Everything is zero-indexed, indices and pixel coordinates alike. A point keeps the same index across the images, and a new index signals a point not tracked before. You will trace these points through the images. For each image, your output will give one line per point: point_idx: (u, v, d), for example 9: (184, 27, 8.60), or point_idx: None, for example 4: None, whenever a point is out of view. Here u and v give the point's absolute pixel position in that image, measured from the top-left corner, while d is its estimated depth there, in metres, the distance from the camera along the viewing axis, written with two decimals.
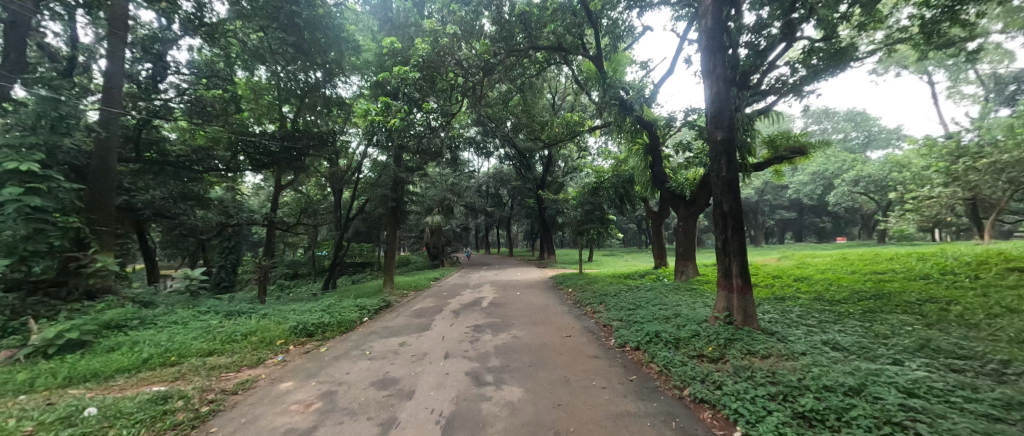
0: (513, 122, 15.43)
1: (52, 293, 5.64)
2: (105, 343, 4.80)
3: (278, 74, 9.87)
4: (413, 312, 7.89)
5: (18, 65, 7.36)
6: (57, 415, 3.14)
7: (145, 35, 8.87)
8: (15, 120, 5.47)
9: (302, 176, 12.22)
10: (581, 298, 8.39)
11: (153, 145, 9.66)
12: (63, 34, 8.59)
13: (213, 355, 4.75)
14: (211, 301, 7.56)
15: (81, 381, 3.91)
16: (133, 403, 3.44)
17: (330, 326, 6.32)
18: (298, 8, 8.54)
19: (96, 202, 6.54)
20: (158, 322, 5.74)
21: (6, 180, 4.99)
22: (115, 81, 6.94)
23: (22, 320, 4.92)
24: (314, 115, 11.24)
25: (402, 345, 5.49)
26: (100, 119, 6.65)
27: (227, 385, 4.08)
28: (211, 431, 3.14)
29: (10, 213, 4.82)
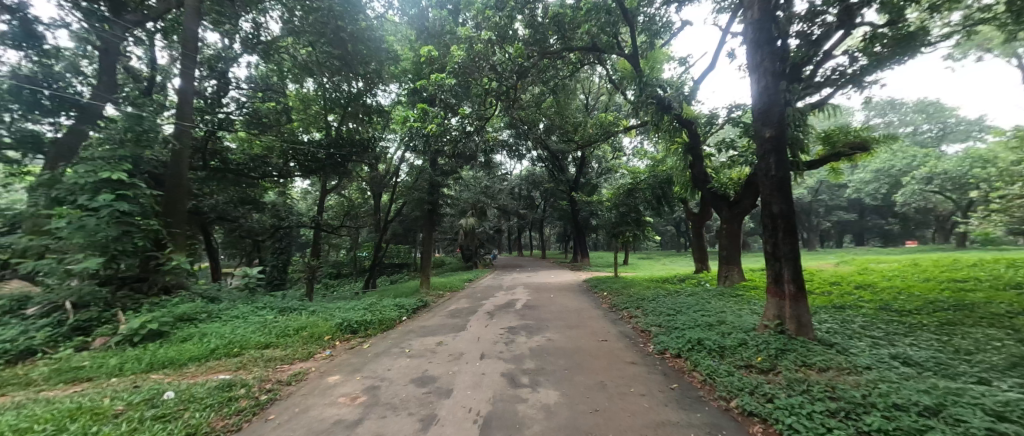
0: (546, 123, 15.41)
1: (136, 287, 6.30)
2: (178, 333, 5.32)
3: (324, 85, 10.64)
4: (449, 312, 8.07)
5: (109, 87, 8.55)
6: (143, 397, 3.55)
7: (210, 54, 9.81)
8: (108, 136, 6.21)
9: (345, 180, 12.89)
10: (617, 302, 8.18)
11: (217, 154, 10.59)
12: (144, 58, 9.70)
13: (269, 348, 5.14)
14: (266, 297, 8.16)
15: (160, 367, 4.37)
16: (204, 389, 3.81)
17: (372, 323, 6.61)
18: (343, 23, 9.21)
19: (171, 206, 7.26)
20: (222, 316, 6.29)
21: (100, 188, 5.70)
22: (186, 97, 7.69)
23: (113, 311, 5.58)
24: (356, 122, 11.75)
25: (440, 344, 5.64)
26: (175, 131, 7.39)
27: (282, 376, 4.39)
28: (270, 418, 3.40)
29: (104, 217, 5.48)
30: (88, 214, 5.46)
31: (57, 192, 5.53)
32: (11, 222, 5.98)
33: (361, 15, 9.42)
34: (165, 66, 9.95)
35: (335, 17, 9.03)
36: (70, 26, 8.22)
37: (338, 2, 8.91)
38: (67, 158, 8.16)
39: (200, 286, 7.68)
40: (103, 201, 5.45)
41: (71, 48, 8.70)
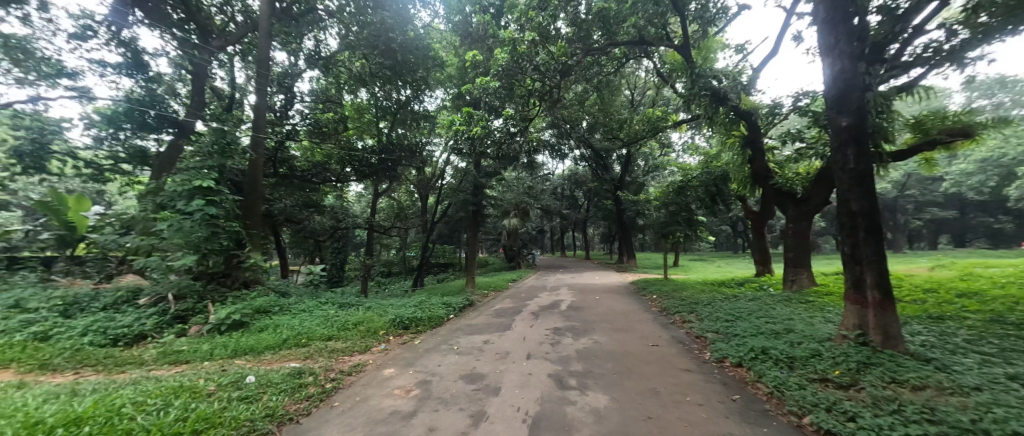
0: (589, 121, 15.11)
1: (222, 281, 7.13)
2: (255, 324, 5.92)
3: (376, 94, 11.45)
4: (494, 311, 8.20)
5: (199, 105, 9.72)
6: (229, 379, 4.00)
7: (279, 72, 10.84)
8: (198, 149, 7.06)
9: (394, 184, 13.56)
10: (669, 305, 7.81)
11: (285, 163, 11.79)
12: (226, 78, 10.91)
13: (332, 340, 5.56)
14: (328, 293, 8.82)
15: (242, 353, 4.89)
16: (279, 375, 4.21)
17: (423, 320, 6.90)
18: (394, 34, 9.68)
19: (248, 210, 8.09)
20: (291, 309, 6.88)
21: (194, 194, 6.52)
22: (261, 112, 8.54)
23: (204, 302, 6.34)
24: (405, 128, 12.31)
25: (487, 343, 5.75)
26: (251, 143, 8.22)
27: (343, 367, 4.72)
28: (334, 405, 3.68)
29: (198, 219, 6.26)
30: (185, 218, 6.27)
31: (162, 199, 6.41)
32: (126, 224, 7.01)
33: (410, 25, 9.84)
34: (242, 84, 11.11)
35: (386, 30, 9.52)
36: (168, 54, 9.49)
37: (388, 15, 9.40)
38: (169, 168, 9.36)
39: (273, 281, 8.49)
40: (196, 206, 6.24)
41: (169, 74, 10.04)
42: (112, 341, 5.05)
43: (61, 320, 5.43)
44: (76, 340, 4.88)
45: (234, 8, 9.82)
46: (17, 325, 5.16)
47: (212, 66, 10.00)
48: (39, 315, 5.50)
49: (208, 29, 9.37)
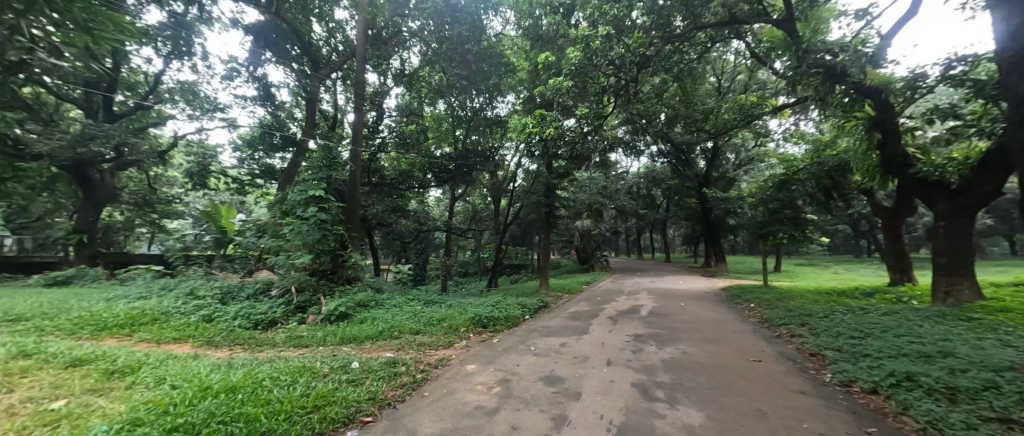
0: (668, 114, 14.15)
1: (330, 278, 8.14)
2: (357, 316, 6.69)
3: (452, 104, 12.18)
4: (569, 314, 8.07)
5: (311, 125, 11.37)
6: (339, 364, 4.57)
7: (372, 92, 12.31)
8: (312, 163, 8.27)
9: (469, 188, 14.23)
10: (772, 316, 6.88)
11: (377, 172, 13.36)
12: (331, 101, 12.62)
13: (420, 334, 6.02)
14: (415, 290, 9.58)
15: (347, 342, 5.55)
16: (377, 363, 4.69)
17: (500, 319, 7.11)
18: (470, 46, 10.36)
19: (348, 216, 9.18)
20: (385, 304, 7.62)
21: (310, 202, 7.65)
22: (358, 128, 9.64)
23: (317, 295, 7.35)
24: (479, 134, 12.79)
25: (564, 346, 5.67)
26: (351, 155, 9.34)
27: (430, 360, 5.07)
28: (425, 394, 3.98)
29: (312, 224, 7.29)
30: (303, 222, 7.39)
31: (288, 206, 7.66)
32: (261, 229, 8.48)
33: (483, 36, 10.43)
34: (342, 106, 12.75)
35: (462, 42, 10.25)
36: (289, 85, 11.34)
37: (464, 28, 10.11)
38: (289, 181, 11.12)
39: (369, 279, 9.50)
40: (311, 212, 7.31)
41: (289, 101, 11.96)
42: (253, 326, 6.13)
43: (218, 306, 6.76)
44: (228, 323, 6.04)
45: (336, 39, 11.22)
46: (191, 308, 6.57)
47: (320, 91, 11.66)
48: (204, 302, 6.93)
49: (317, 59, 10.99)
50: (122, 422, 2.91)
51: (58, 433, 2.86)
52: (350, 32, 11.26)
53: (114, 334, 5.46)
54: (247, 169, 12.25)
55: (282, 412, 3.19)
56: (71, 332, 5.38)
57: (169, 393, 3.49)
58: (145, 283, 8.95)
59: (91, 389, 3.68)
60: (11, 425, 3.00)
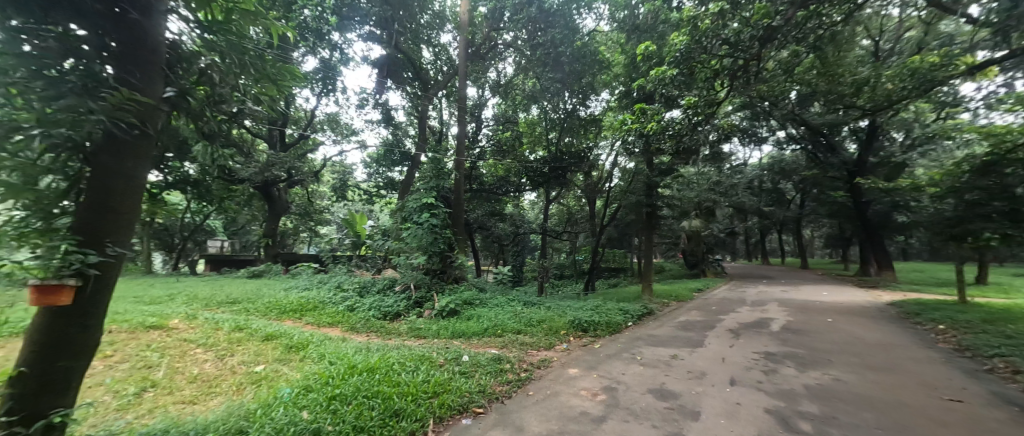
0: (799, 90, 12.08)
1: (441, 277, 8.95)
2: (464, 313, 7.26)
3: (546, 108, 12.33)
4: (679, 324, 7.37)
5: (423, 139, 12.70)
6: (452, 355, 5.02)
7: (472, 105, 13.53)
8: (425, 175, 9.29)
9: (564, 190, 14.23)
10: (978, 344, 5.14)
11: (477, 179, 14.34)
12: (437, 117, 14.07)
13: (522, 334, 6.22)
14: (515, 291, 9.94)
15: (457, 336, 6.05)
16: (484, 358, 4.99)
17: (601, 325, 6.87)
18: (563, 49, 10.46)
19: (455, 220, 10.06)
20: (488, 303, 8.09)
21: (423, 208, 8.67)
22: (461, 139, 10.47)
23: (431, 291, 8.19)
24: (572, 136, 12.76)
25: (675, 358, 5.19)
26: (456, 165, 10.23)
27: (533, 360, 5.17)
28: (530, 393, 4.08)
29: (425, 228, 8.25)
30: (418, 227, 8.38)
31: (408, 213, 8.77)
32: (386, 233, 9.88)
33: (577, 36, 10.47)
34: (446, 120, 14.11)
35: (556, 45, 10.44)
36: (404, 107, 13.04)
37: (557, 31, 10.27)
38: (406, 190, 12.75)
39: (474, 279, 10.19)
40: (425, 218, 8.26)
41: (405, 121, 13.66)
42: (382, 316, 7.15)
43: (357, 298, 8.07)
44: (364, 313, 7.14)
45: (441, 61, 12.55)
46: (339, 299, 7.99)
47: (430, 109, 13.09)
48: (347, 294, 8.36)
49: (427, 81, 12.39)
50: (299, 387, 3.73)
51: (262, 390, 3.82)
52: (453, 53, 12.41)
53: (290, 317, 6.99)
54: (374, 182, 14.49)
55: (408, 394, 3.63)
56: (264, 314, 7.07)
57: (328, 368, 4.32)
58: (307, 277, 11.22)
59: (279, 359, 4.79)
60: (234, 381, 4.12)
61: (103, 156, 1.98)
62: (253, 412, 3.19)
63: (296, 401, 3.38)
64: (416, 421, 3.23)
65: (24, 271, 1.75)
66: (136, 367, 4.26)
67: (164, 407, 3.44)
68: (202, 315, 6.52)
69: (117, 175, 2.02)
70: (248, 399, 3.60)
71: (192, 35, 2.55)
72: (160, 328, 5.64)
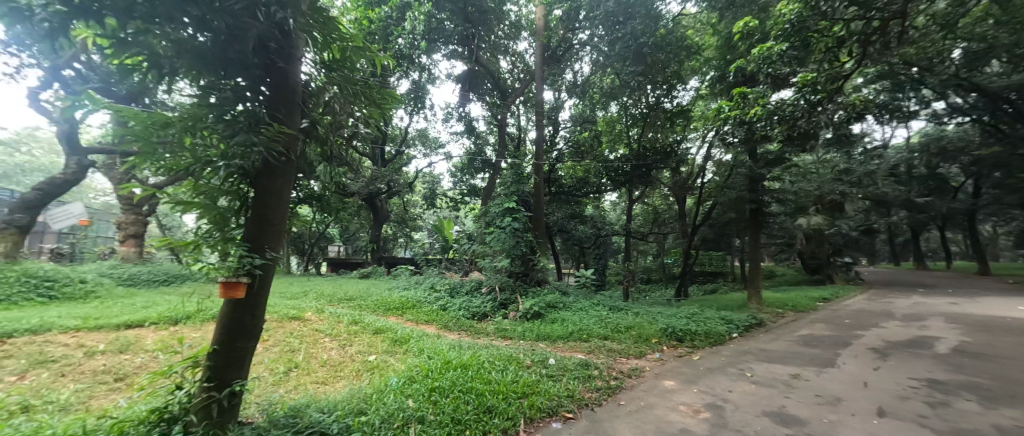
0: (966, 46, 9.45)
1: (524, 280, 9.13)
2: (549, 316, 7.29)
3: (626, 104, 11.79)
4: (800, 338, 6.30)
5: (502, 147, 13.20)
6: (538, 358, 5.06)
7: (549, 108, 13.59)
8: (505, 181, 9.60)
9: (648, 188, 13.41)
10: None
11: (556, 182, 14.35)
12: (515, 124, 14.46)
13: (609, 340, 6.00)
14: (599, 295, 9.64)
15: (542, 339, 6.09)
16: (571, 363, 4.92)
17: (699, 335, 6.25)
18: (646, 39, 9.85)
19: (536, 223, 10.24)
20: (572, 307, 8.01)
21: (505, 212, 9.00)
22: (540, 143, 10.58)
23: (514, 294, 8.40)
24: (656, 131, 12.01)
25: (796, 378, 4.45)
26: (535, 168, 10.36)
27: (623, 368, 4.92)
28: (621, 403, 3.88)
29: (508, 231, 8.62)
30: (501, 231, 8.75)
31: (491, 217, 9.17)
32: (472, 237, 10.46)
33: (659, 23, 9.79)
34: (524, 126, 14.44)
35: (637, 37, 9.81)
36: (484, 117, 13.73)
37: (638, 22, 9.70)
38: (488, 196, 13.36)
39: (557, 282, 10.15)
40: (508, 221, 8.63)
41: (485, 130, 14.31)
42: (471, 316, 7.57)
43: (448, 298, 8.67)
44: (455, 313, 7.65)
45: (518, 69, 12.92)
46: (433, 298, 8.69)
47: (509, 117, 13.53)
48: (440, 294, 9.03)
49: (505, 90, 12.84)
50: (404, 377, 4.15)
51: (374, 377, 4.34)
52: (529, 60, 12.63)
53: (393, 314, 7.85)
54: (459, 190, 15.60)
55: (499, 392, 3.76)
56: (373, 309, 8.07)
57: (427, 361, 4.72)
58: (405, 278, 12.46)
59: (387, 350, 5.40)
60: (354, 367, 4.76)
61: (262, 179, 2.51)
62: (370, 396, 3.63)
63: (403, 390, 3.77)
64: (507, 419, 3.32)
65: (215, 271, 2.30)
66: (284, 350, 5.21)
67: (304, 385, 4.14)
68: (327, 309, 7.68)
69: (270, 195, 2.53)
70: (365, 384, 4.13)
71: (315, 73, 2.99)
72: (299, 319, 6.81)
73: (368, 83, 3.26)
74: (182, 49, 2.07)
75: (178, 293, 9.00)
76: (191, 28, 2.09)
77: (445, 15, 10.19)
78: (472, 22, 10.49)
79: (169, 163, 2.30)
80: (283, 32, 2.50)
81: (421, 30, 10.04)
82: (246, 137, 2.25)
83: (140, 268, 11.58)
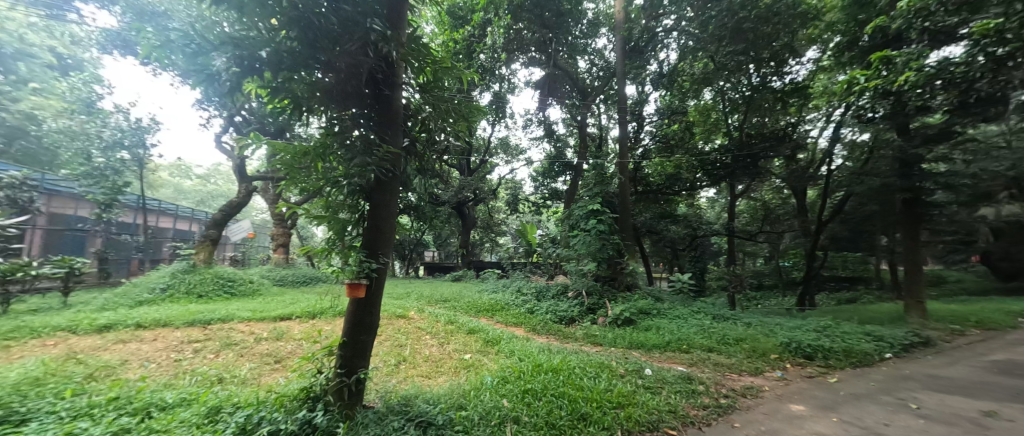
0: None
1: (613, 284, 8.77)
2: (641, 323, 6.89)
3: (723, 89, 10.72)
4: (993, 365, 4.80)
5: (584, 148, 12.98)
6: (633, 367, 4.78)
7: (632, 103, 12.94)
8: (589, 182, 9.42)
9: (755, 182, 11.76)
10: None
11: (643, 180, 13.52)
12: (596, 124, 14.08)
13: (714, 352, 5.40)
14: (699, 302, 8.73)
15: (636, 347, 5.76)
16: (671, 375, 4.54)
17: (835, 352, 5.21)
18: (747, 13, 8.93)
19: (624, 224, 9.79)
20: (668, 314, 7.44)
21: (590, 215, 8.79)
22: (624, 140, 10.09)
23: (603, 298, 8.12)
24: (762, 115, 10.69)
25: (990, 416, 3.39)
26: (619, 167, 9.91)
27: (734, 385, 4.35)
28: (736, 425, 3.42)
29: (594, 234, 8.37)
30: (586, 234, 8.56)
31: (575, 220, 9.05)
32: (556, 240, 10.44)
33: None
34: (605, 125, 13.97)
35: (736, 13, 9.00)
36: (564, 119, 13.67)
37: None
38: (571, 198, 13.22)
39: (648, 287, 9.50)
40: (593, 224, 8.38)
41: (565, 133, 14.23)
42: (558, 320, 7.55)
43: (536, 302, 8.74)
44: (543, 316, 7.70)
45: (597, 67, 12.45)
46: (520, 302, 8.88)
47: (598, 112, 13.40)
48: (527, 297, 9.17)
49: (585, 90, 12.66)
50: (498, 377, 4.31)
51: (471, 375, 4.60)
52: (608, 56, 12.21)
53: (484, 315, 8.24)
54: (541, 194, 15.77)
55: (593, 400, 3.65)
56: (466, 311, 8.58)
57: (518, 363, 4.83)
58: (493, 282, 12.98)
59: (481, 350, 5.68)
60: (452, 364, 5.12)
61: (375, 194, 2.87)
62: (468, 392, 3.86)
63: (498, 389, 3.91)
64: (604, 429, 3.17)
65: (342, 274, 2.70)
66: (394, 345, 5.86)
67: (411, 378, 4.58)
68: (426, 309, 8.42)
69: (381, 207, 2.87)
70: (463, 381, 4.40)
71: (410, 96, 3.32)
72: (404, 317, 7.59)
73: (453, 99, 3.48)
74: (316, 89, 2.55)
75: (313, 292, 10.81)
76: (320, 71, 2.54)
77: (523, 24, 10.68)
78: (549, 27, 10.70)
79: (307, 184, 2.79)
80: (387, 62, 2.82)
81: (501, 42, 10.54)
82: (363, 159, 2.59)
83: (286, 271, 14.23)
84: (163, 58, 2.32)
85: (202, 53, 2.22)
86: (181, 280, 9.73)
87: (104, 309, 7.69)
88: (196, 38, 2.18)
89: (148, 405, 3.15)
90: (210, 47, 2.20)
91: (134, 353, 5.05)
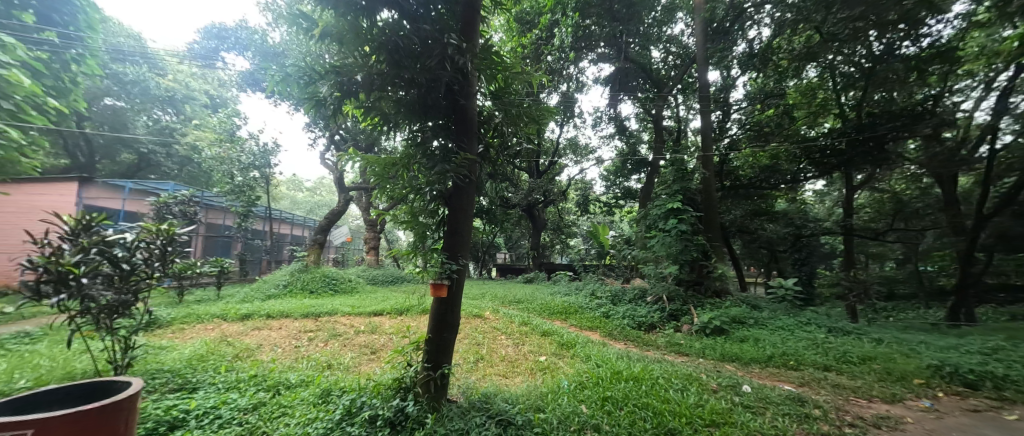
0: None
1: (697, 289, 8.05)
2: (735, 333, 6.21)
3: (831, 63, 9.24)
4: None
5: (660, 143, 12.18)
6: (727, 382, 4.30)
7: (716, 90, 11.79)
8: (667, 179, 8.78)
9: (880, 170, 9.83)
10: None
11: (731, 174, 12.72)
12: (672, 116, 13.12)
13: (832, 372, 4.61)
14: (809, 312, 7.52)
15: (729, 360, 5.19)
16: (775, 394, 3.97)
17: (1011, 383, 4.07)
18: None
19: (709, 223, 8.92)
20: (767, 324, 6.58)
21: (669, 214, 8.19)
22: (706, 130, 9.20)
23: (687, 305, 7.50)
24: (887, 89, 8.85)
25: None
26: (702, 161, 9.08)
27: (863, 413, 3.62)
28: None
29: (674, 236, 7.78)
30: (666, 234, 7.99)
31: (653, 220, 8.50)
32: (631, 242, 9.94)
33: None
34: (683, 117, 12.95)
35: None
36: (636, 114, 13.00)
37: None
38: (647, 196, 12.48)
39: (742, 294, 8.49)
40: (673, 224, 7.80)
41: (637, 128, 13.52)
42: (637, 326, 7.15)
43: (611, 305, 8.39)
44: (619, 321, 7.37)
45: (672, 55, 11.64)
46: (594, 305, 8.61)
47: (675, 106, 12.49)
48: (602, 301, 8.85)
49: (661, 81, 11.86)
50: (576, 382, 4.21)
51: (547, 377, 4.58)
52: (686, 41, 11.30)
53: (558, 318, 8.18)
54: (614, 193, 15.20)
55: (682, 415, 3.36)
56: (540, 313, 8.60)
57: (596, 369, 4.66)
58: (565, 284, 12.83)
59: (556, 353, 5.64)
60: (528, 365, 5.15)
61: (453, 199, 3.01)
62: (546, 394, 3.84)
63: (576, 394, 3.82)
64: None
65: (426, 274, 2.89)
66: (472, 343, 6.12)
67: (490, 376, 4.72)
68: (501, 310, 8.65)
69: (459, 210, 3.02)
70: (540, 383, 4.40)
71: (483, 105, 3.45)
72: (481, 317, 7.90)
73: (523, 103, 3.51)
74: (402, 105, 2.80)
75: (399, 291, 11.81)
76: (403, 89, 2.75)
77: (591, 20, 10.43)
78: (619, 19, 10.37)
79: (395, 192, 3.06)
80: (462, 73, 2.89)
81: (569, 42, 10.46)
82: (442, 167, 2.72)
83: (376, 271, 15.79)
84: (283, 91, 2.74)
85: (310, 83, 2.58)
86: (297, 278, 11.41)
87: (244, 301, 9.41)
88: (307, 71, 2.55)
89: (278, 383, 3.75)
90: (317, 76, 2.55)
91: (267, 338, 6.07)
